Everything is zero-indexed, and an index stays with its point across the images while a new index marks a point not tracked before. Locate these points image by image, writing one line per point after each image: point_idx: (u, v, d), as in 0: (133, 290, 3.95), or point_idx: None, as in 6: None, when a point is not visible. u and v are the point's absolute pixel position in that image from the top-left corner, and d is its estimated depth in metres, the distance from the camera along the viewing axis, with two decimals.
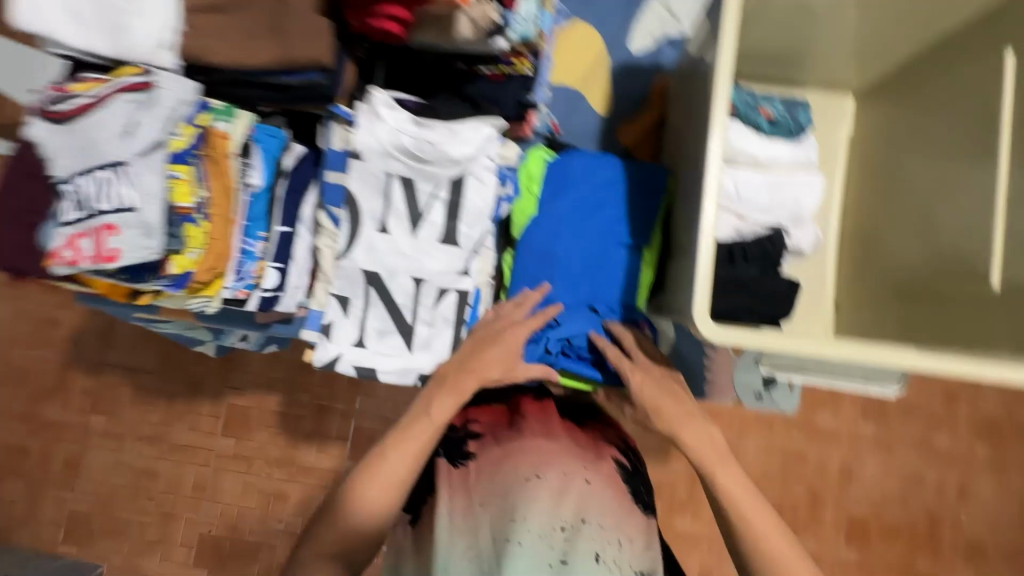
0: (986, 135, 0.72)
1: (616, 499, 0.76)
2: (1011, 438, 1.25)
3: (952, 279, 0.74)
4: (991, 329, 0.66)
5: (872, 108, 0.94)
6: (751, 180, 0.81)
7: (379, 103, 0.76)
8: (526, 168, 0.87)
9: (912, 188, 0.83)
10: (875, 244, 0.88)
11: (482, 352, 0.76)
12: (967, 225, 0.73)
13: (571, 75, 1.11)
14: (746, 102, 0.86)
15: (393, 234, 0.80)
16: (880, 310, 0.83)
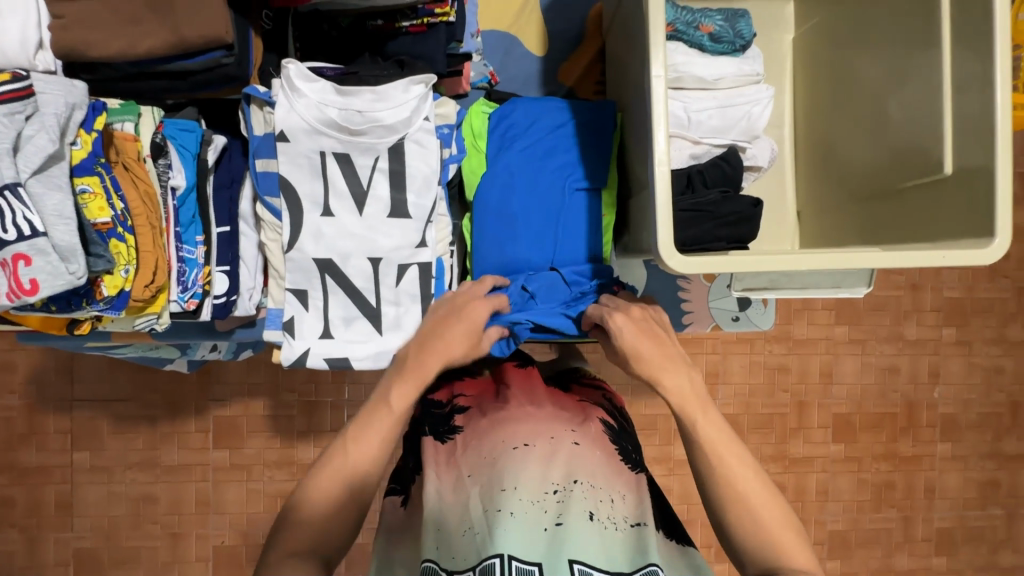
0: (928, 22, 0.77)
1: (606, 461, 0.71)
2: (893, 308, 1.65)
3: (910, 170, 0.82)
4: (950, 212, 0.76)
5: (809, 9, 1.01)
6: (700, 103, 0.94)
7: (294, 76, 0.71)
8: (469, 124, 0.89)
9: (862, 86, 0.90)
10: (828, 149, 0.98)
11: (444, 330, 0.70)
12: (919, 123, 0.80)
13: (501, 18, 1.05)
14: (686, 22, 0.95)
15: (339, 216, 0.75)
16: (845, 215, 0.94)
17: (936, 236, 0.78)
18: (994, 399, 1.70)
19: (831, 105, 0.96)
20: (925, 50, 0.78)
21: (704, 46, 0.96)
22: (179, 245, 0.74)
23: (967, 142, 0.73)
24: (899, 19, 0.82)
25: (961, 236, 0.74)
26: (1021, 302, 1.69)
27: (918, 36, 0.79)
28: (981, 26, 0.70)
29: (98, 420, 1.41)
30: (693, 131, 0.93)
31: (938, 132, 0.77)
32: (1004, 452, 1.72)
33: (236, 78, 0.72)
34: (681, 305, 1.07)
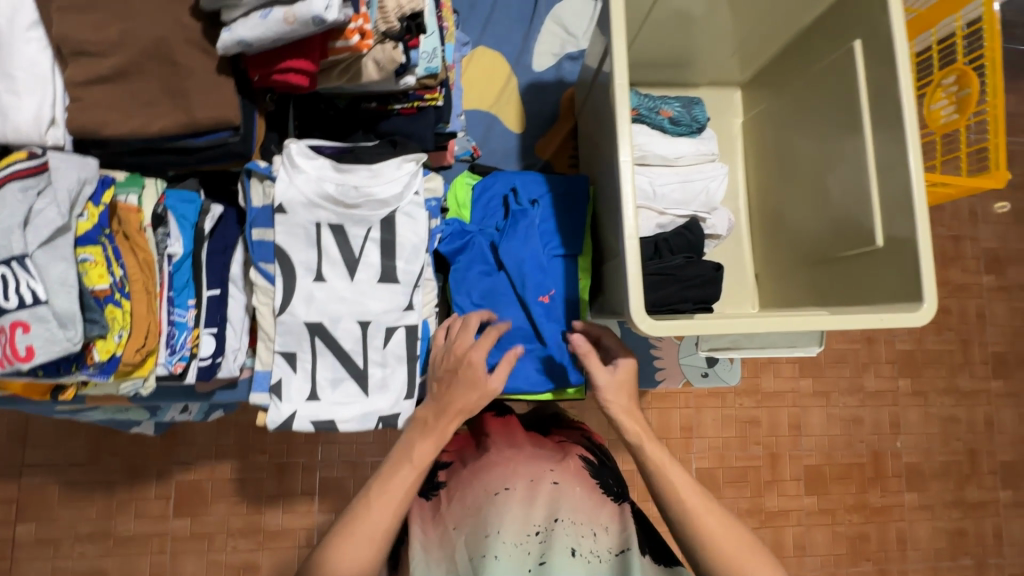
0: (852, 113, 0.90)
1: (585, 494, 0.77)
2: (852, 360, 1.75)
3: (850, 238, 0.92)
4: (887, 278, 0.85)
5: (754, 97, 1.16)
6: (663, 180, 1.05)
7: (296, 154, 0.77)
8: (453, 194, 0.99)
9: (804, 164, 1.01)
10: (779, 219, 1.08)
11: (449, 392, 0.76)
12: (852, 199, 0.91)
13: (482, 100, 1.16)
14: (649, 107, 1.07)
15: (331, 281, 0.79)
16: (798, 278, 1.04)
17: (876, 299, 0.87)
18: (952, 448, 1.79)
19: (779, 180, 1.08)
20: (851, 135, 0.91)
21: (664, 128, 1.08)
22: (171, 309, 0.77)
23: (892, 216, 0.84)
24: (827, 108, 0.95)
25: (894, 301, 0.84)
26: (966, 353, 1.81)
27: (844, 124, 0.92)
28: (895, 117, 0.82)
29: (48, 488, 1.34)
30: (658, 203, 1.03)
31: (867, 207, 0.88)
32: (967, 500, 1.78)
33: (239, 154, 0.77)
34: (654, 362, 1.13)
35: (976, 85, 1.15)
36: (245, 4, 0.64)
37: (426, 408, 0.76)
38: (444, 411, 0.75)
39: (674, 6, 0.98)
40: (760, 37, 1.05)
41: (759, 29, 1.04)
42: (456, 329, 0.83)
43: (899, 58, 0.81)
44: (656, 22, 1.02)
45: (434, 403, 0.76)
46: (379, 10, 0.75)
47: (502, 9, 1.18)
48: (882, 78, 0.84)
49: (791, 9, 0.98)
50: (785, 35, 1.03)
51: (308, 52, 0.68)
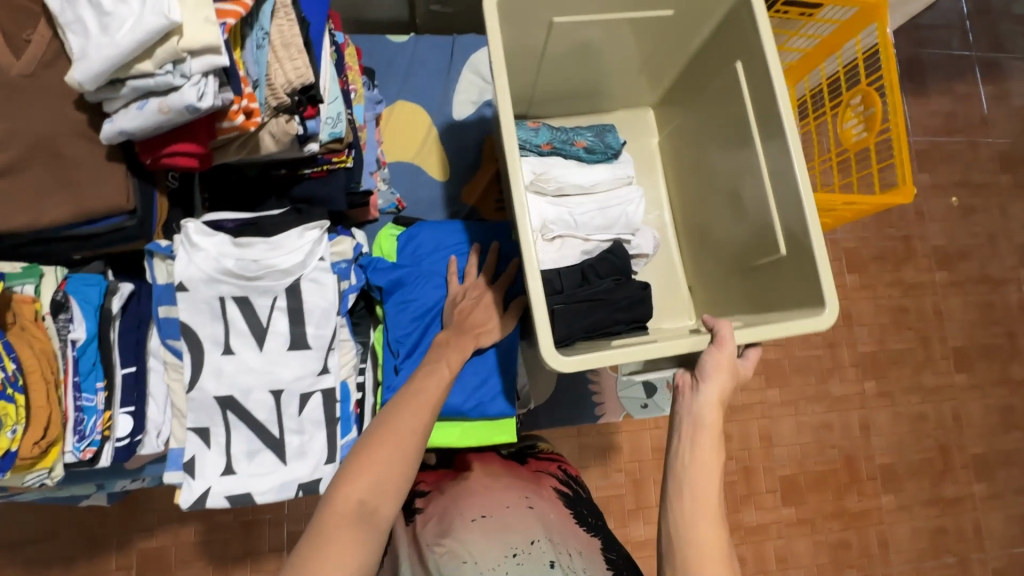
0: (743, 125, 0.94)
1: (560, 521, 0.89)
2: (815, 367, 1.77)
3: (760, 244, 0.95)
4: (797, 280, 0.87)
5: (667, 118, 1.19)
6: (583, 207, 1.06)
7: (193, 233, 0.78)
8: (379, 246, 0.98)
9: (712, 175, 1.05)
10: (701, 230, 1.11)
11: (470, 314, 0.85)
12: (756, 209, 0.94)
13: (404, 154, 1.18)
14: (562, 139, 1.11)
15: (240, 353, 0.79)
16: (724, 289, 1.07)
17: (788, 305, 0.90)
18: (924, 446, 1.81)
19: (694, 194, 1.11)
20: (746, 148, 0.94)
21: (581, 157, 1.11)
22: (78, 395, 0.76)
23: (791, 223, 0.87)
24: (724, 123, 0.99)
25: (802, 305, 0.87)
26: (927, 350, 1.85)
27: (740, 137, 0.95)
28: (779, 130, 0.86)
29: (7, 567, 1.28)
30: (580, 231, 1.05)
31: (769, 217, 0.91)
32: (944, 496, 1.80)
33: (137, 237, 0.77)
34: (592, 398, 1.14)
35: (880, 106, 1.19)
36: (122, 96, 0.65)
37: (446, 332, 0.83)
38: (462, 331, 0.82)
39: (576, 39, 0.99)
40: (658, 63, 1.09)
41: (659, 53, 1.06)
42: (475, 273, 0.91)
43: (773, 73, 0.85)
44: (559, 56, 1.02)
45: (455, 327, 0.83)
46: (268, 87, 0.76)
47: (419, 63, 1.20)
48: (764, 94, 0.88)
49: (678, 37, 1.01)
50: (678, 59, 1.07)
51: (193, 136, 0.70)
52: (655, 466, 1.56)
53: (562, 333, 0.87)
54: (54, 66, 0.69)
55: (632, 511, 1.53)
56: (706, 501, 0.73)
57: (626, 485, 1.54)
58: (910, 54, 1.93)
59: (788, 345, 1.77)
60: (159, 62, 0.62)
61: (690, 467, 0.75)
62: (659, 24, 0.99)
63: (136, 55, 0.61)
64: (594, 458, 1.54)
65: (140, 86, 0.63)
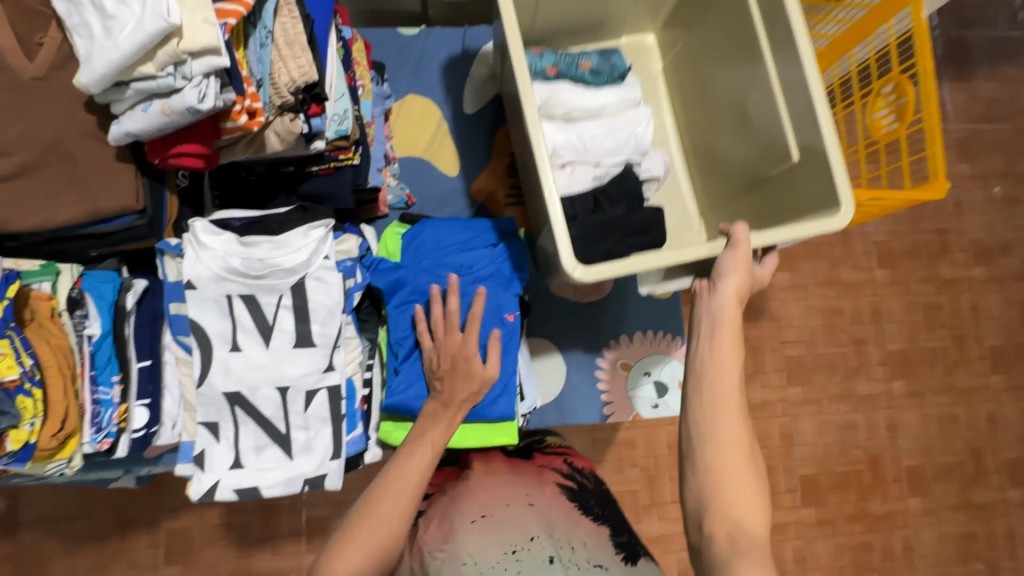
0: (749, 34, 0.91)
1: (561, 514, 0.90)
2: (840, 365, 1.71)
3: (771, 157, 0.93)
4: (811, 185, 0.87)
5: (666, 42, 1.12)
6: (592, 130, 0.98)
7: (201, 232, 0.79)
8: (384, 245, 0.98)
9: (717, 94, 1.01)
10: (706, 152, 1.07)
11: (450, 380, 0.81)
12: (767, 119, 0.92)
13: (415, 148, 1.17)
14: (567, 62, 1.03)
15: (247, 350, 0.81)
16: (731, 209, 1.04)
17: (801, 213, 0.89)
18: (954, 449, 1.74)
19: (698, 115, 1.07)
20: (753, 59, 0.91)
21: (586, 80, 1.03)
22: (94, 388, 0.78)
23: (804, 127, 0.86)
24: (729, 34, 0.95)
25: (815, 209, 0.87)
26: (961, 350, 1.77)
27: (747, 48, 0.92)
28: (791, 31, 0.84)
29: (46, 542, 1.33)
30: (592, 155, 0.98)
31: (780, 126, 0.89)
32: (974, 502, 1.73)
33: (147, 236, 0.78)
34: (601, 398, 1.13)
35: (913, 94, 1.13)
36: (128, 98, 0.66)
37: (432, 403, 0.81)
38: (449, 404, 0.80)
39: None
40: None
41: None
42: (440, 327, 0.86)
43: None
44: None
45: (439, 395, 0.82)
46: (271, 86, 0.76)
47: (430, 55, 1.18)
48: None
49: None
50: None
51: (198, 136, 0.71)
52: (670, 463, 1.54)
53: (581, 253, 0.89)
54: (64, 69, 0.70)
55: (646, 507, 1.52)
56: (726, 399, 0.71)
57: (641, 480, 1.53)
58: (952, 37, 1.82)
59: (812, 341, 1.71)
60: (160, 65, 0.62)
61: (707, 368, 0.73)
62: None
63: (137, 58, 0.62)
64: (608, 453, 1.52)
65: (143, 87, 0.64)
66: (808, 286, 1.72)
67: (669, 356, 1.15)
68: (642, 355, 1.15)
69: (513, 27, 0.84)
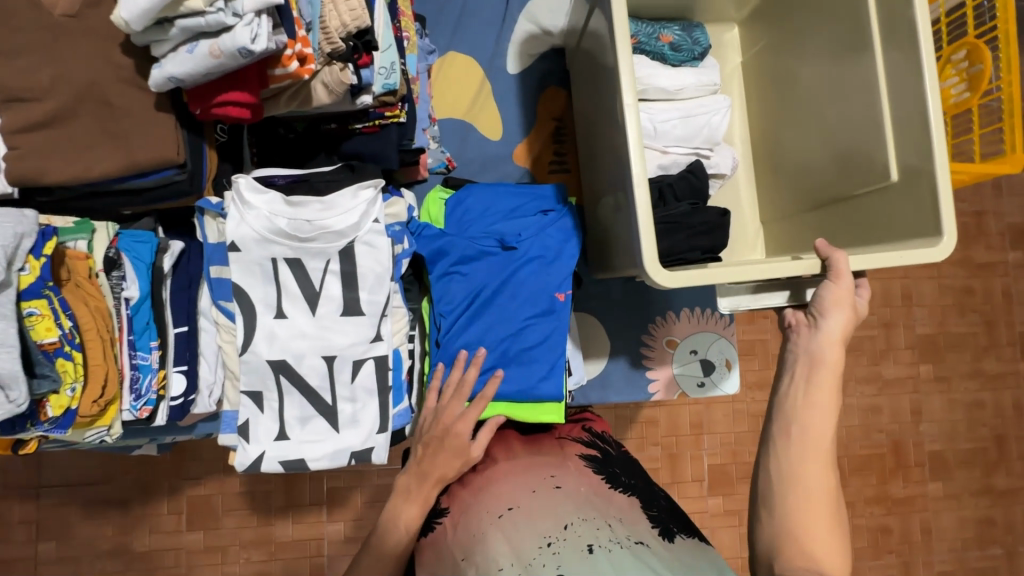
0: (859, 34, 0.86)
1: (590, 490, 0.76)
2: (871, 348, 1.67)
3: (857, 172, 0.90)
4: (903, 211, 0.84)
5: (750, 32, 1.09)
6: (664, 113, 1.01)
7: (244, 189, 0.74)
8: (426, 211, 0.94)
9: (805, 97, 0.97)
10: (779, 158, 1.05)
11: (431, 458, 0.76)
12: (865, 131, 0.88)
13: (456, 109, 1.10)
14: (647, 34, 1.04)
15: (292, 317, 0.77)
16: (800, 222, 1.02)
17: (890, 239, 0.86)
18: (979, 434, 1.71)
19: (778, 117, 1.04)
20: (858, 62, 0.87)
21: (665, 56, 1.04)
22: (133, 353, 0.75)
23: (908, 145, 0.82)
24: (832, 31, 0.90)
25: (908, 237, 0.84)
26: (992, 335, 1.72)
27: (854, 48, 0.87)
28: (910, 38, 0.79)
29: (67, 507, 1.31)
30: (660, 142, 1.00)
31: (880, 140, 0.85)
32: (996, 487, 1.71)
33: (187, 193, 0.74)
34: (645, 374, 1.09)
35: (990, 60, 1.05)
36: (171, 38, 0.60)
37: (407, 475, 0.77)
38: (425, 479, 0.75)
39: None
40: None
41: None
42: (449, 393, 0.81)
43: None
44: None
45: (417, 468, 0.76)
46: (321, 30, 0.70)
47: (472, 9, 1.11)
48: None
49: None
50: None
51: (245, 84, 0.65)
52: (691, 442, 1.51)
53: (665, 246, 0.89)
54: (98, 6, 0.64)
55: (667, 485, 1.50)
56: (812, 445, 0.70)
57: (662, 458, 1.50)
58: None
59: None
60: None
61: (799, 408, 0.72)
62: None
63: None
64: (630, 430, 1.49)
65: (190, 25, 0.58)
66: None
67: (717, 334, 1.11)
68: (688, 332, 1.10)
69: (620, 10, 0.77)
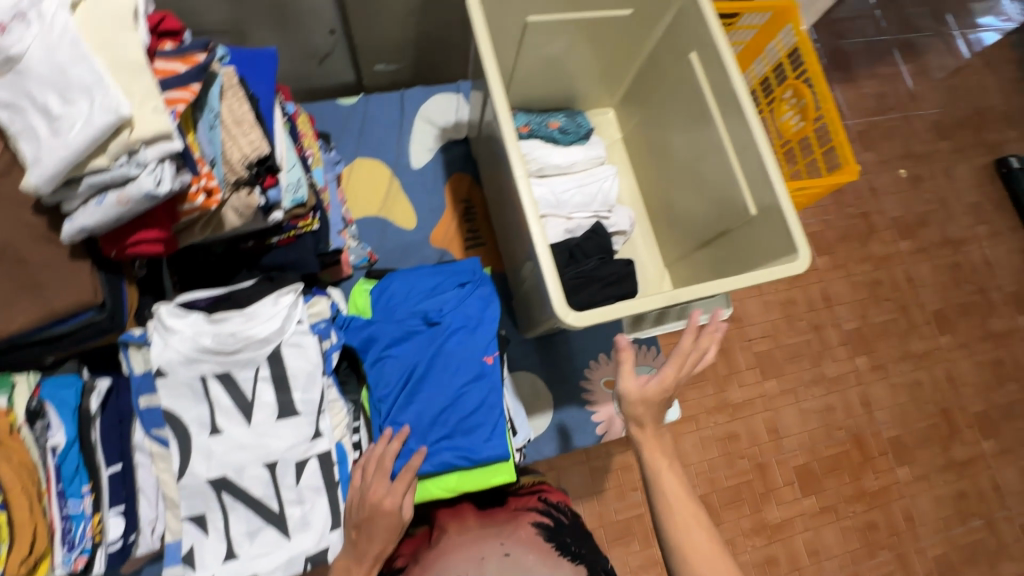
0: (700, 104, 1.05)
1: (539, 560, 0.80)
2: (807, 353, 1.79)
3: (726, 211, 1.05)
4: (766, 238, 0.97)
5: (625, 114, 1.30)
6: (564, 185, 1.16)
7: (166, 317, 0.78)
8: (354, 304, 0.97)
9: (676, 158, 1.16)
10: (669, 209, 1.21)
11: (366, 537, 0.75)
12: (723, 178, 1.04)
13: (371, 207, 1.20)
14: (538, 122, 1.21)
15: (228, 431, 0.78)
16: (696, 261, 1.16)
17: (762, 262, 0.98)
18: (927, 412, 1.82)
19: (661, 176, 1.22)
20: (705, 126, 1.05)
21: (556, 137, 1.20)
22: (64, 503, 0.73)
23: (755, 184, 0.97)
24: (682, 106, 1.10)
25: (774, 258, 0.96)
26: (909, 318, 1.89)
27: (700, 116, 1.06)
28: (734, 104, 0.97)
29: None
30: (563, 209, 1.15)
31: (735, 183, 1.01)
32: (956, 460, 1.80)
33: (109, 330, 0.76)
34: (591, 419, 1.14)
35: (810, 96, 1.29)
36: (80, 194, 0.66)
37: (344, 557, 0.76)
38: (363, 558, 0.75)
39: (543, 55, 1.13)
40: (616, 62, 1.19)
41: (616, 57, 1.18)
42: (371, 468, 0.80)
43: (725, 60, 0.97)
44: (528, 71, 1.17)
45: (353, 550, 0.76)
46: (225, 163, 0.77)
47: (371, 120, 1.23)
48: (718, 76, 0.99)
49: (633, 41, 1.13)
50: (637, 61, 1.18)
51: (156, 223, 0.71)
52: None
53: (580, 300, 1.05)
54: (9, 174, 0.67)
55: None
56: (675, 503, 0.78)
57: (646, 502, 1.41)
58: (834, 47, 2.06)
59: (776, 334, 1.79)
60: (113, 156, 0.63)
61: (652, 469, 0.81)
62: (617, 25, 1.09)
63: (89, 153, 0.63)
64: (607, 481, 1.41)
65: (97, 181, 0.64)
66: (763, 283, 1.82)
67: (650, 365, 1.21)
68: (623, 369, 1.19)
69: (503, 102, 0.91)
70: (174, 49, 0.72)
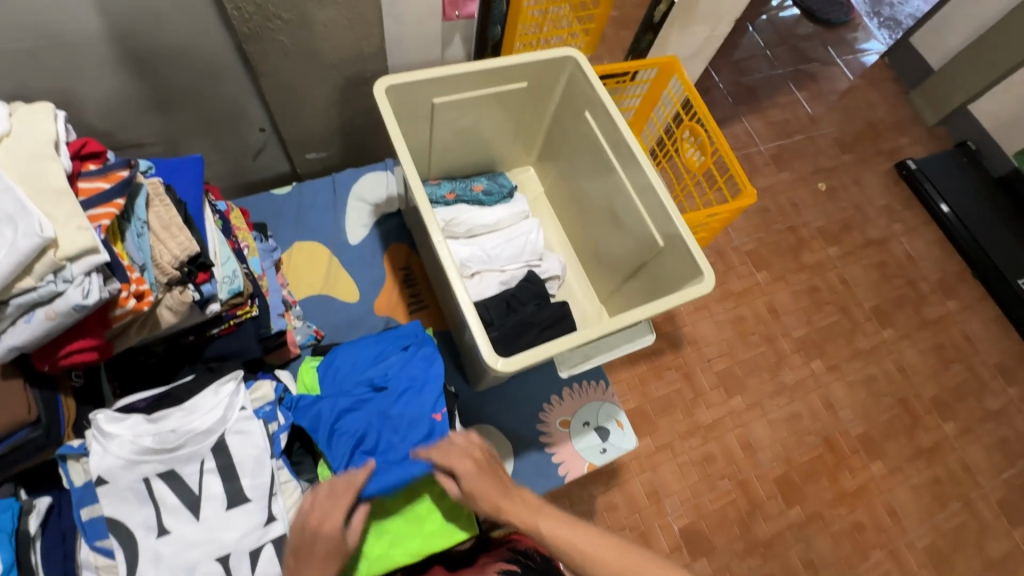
0: (603, 155, 1.18)
1: None
2: (764, 365, 1.87)
3: (640, 244, 1.15)
4: (676, 266, 1.07)
5: (543, 170, 1.42)
6: (493, 242, 1.24)
7: (103, 423, 0.78)
8: (302, 383, 1.02)
9: (592, 203, 1.27)
10: (594, 250, 1.31)
11: None
12: (633, 217, 1.15)
13: (312, 287, 1.24)
14: (462, 187, 1.31)
15: (175, 530, 0.78)
16: (625, 294, 1.25)
17: (677, 286, 1.08)
18: (886, 405, 1.90)
19: (582, 221, 1.32)
20: (611, 173, 1.17)
21: (481, 199, 1.30)
22: None
23: (659, 219, 1.08)
24: (589, 158, 1.23)
25: (686, 282, 1.05)
26: (850, 318, 2.01)
27: (605, 166, 1.18)
28: (629, 153, 1.10)
29: None
30: (496, 263, 1.22)
31: (642, 220, 1.12)
32: (923, 447, 1.86)
33: (45, 445, 0.76)
34: (551, 459, 1.17)
35: (704, 134, 1.37)
36: (6, 315, 0.67)
37: None
38: None
39: (459, 129, 1.24)
40: (526, 127, 1.32)
41: (526, 123, 1.31)
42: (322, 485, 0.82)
43: (615, 116, 1.10)
44: (448, 143, 1.27)
45: None
46: (155, 267, 0.81)
47: (306, 206, 1.30)
48: (612, 130, 1.12)
49: (537, 107, 1.27)
50: (544, 123, 1.31)
51: (88, 331, 0.74)
52: (654, 512, 1.60)
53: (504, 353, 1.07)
54: None
55: None
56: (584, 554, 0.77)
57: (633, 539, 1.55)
58: (736, 86, 2.29)
59: (732, 351, 1.87)
60: (39, 275, 0.66)
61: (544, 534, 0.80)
62: (520, 96, 1.22)
63: (14, 275, 0.65)
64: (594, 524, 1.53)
65: (24, 301, 0.66)
66: (710, 305, 1.92)
67: (600, 400, 1.24)
68: (576, 407, 1.22)
69: (416, 178, 0.99)
70: (97, 169, 0.78)
